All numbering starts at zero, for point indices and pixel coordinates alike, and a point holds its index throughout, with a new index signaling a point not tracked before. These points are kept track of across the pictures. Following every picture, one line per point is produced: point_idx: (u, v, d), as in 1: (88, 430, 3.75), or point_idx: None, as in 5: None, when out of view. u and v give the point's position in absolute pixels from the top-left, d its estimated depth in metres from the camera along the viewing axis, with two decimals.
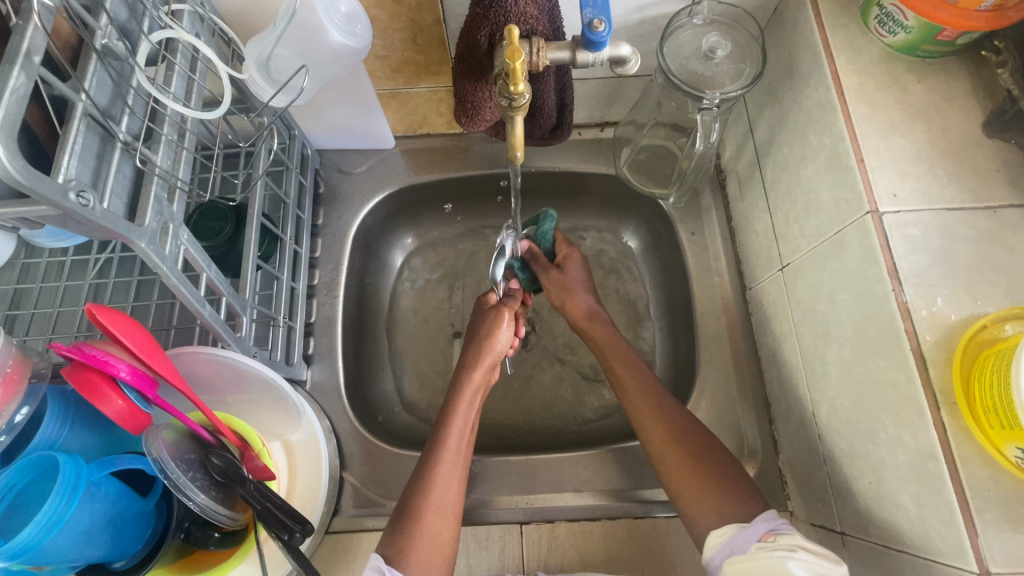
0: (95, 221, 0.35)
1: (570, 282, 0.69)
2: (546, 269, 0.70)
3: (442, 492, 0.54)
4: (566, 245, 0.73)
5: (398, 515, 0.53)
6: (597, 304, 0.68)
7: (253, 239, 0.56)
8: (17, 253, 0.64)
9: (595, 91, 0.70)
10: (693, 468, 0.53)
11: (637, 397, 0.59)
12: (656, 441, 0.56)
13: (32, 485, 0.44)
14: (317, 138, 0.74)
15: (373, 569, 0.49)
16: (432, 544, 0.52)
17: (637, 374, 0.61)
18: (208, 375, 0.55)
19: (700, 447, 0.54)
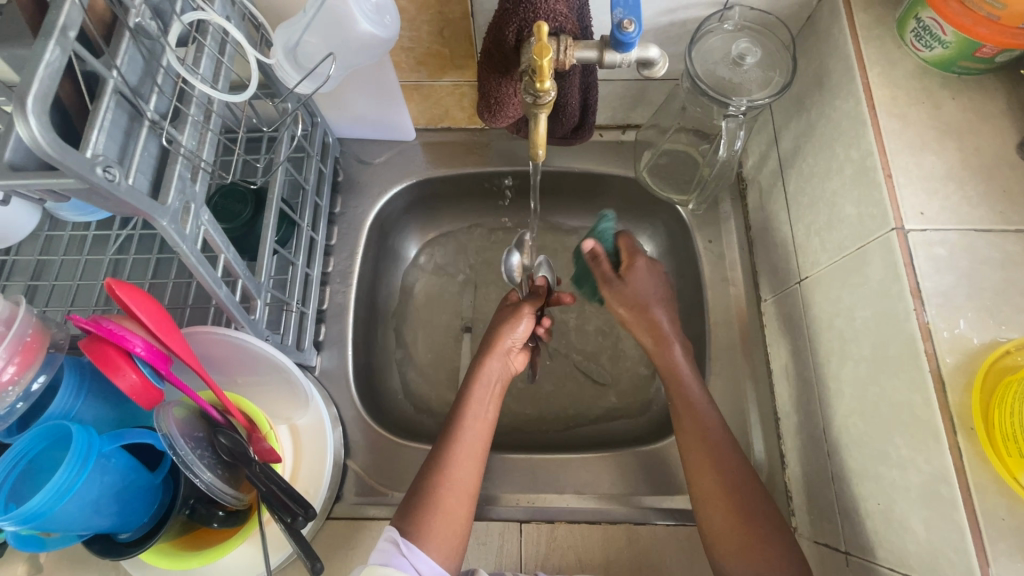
0: (120, 196, 0.36)
1: (634, 295, 0.65)
2: (604, 278, 0.67)
3: (457, 472, 0.55)
4: (630, 251, 0.67)
5: (414, 496, 0.54)
6: (670, 324, 0.64)
7: (272, 224, 0.57)
8: (40, 225, 0.66)
9: (619, 93, 0.70)
10: (734, 512, 0.52)
11: (694, 438, 0.57)
12: (707, 487, 0.54)
13: (46, 454, 0.44)
14: (339, 126, 0.75)
15: (389, 540, 0.50)
16: (446, 524, 0.52)
17: (701, 412, 0.58)
18: (219, 357, 0.55)
19: (750, 497, 0.53)
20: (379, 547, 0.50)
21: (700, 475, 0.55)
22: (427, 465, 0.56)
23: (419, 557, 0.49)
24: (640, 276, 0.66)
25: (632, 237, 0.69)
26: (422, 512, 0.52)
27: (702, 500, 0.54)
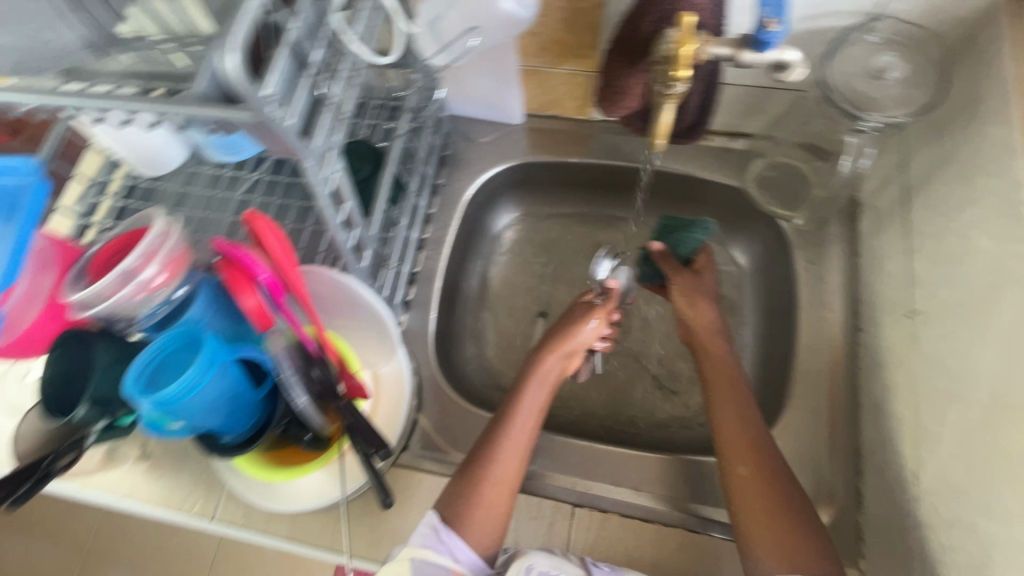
0: (281, 134, 0.41)
1: (698, 288, 0.69)
2: (679, 271, 0.70)
3: (501, 468, 0.56)
4: (705, 258, 0.73)
5: (456, 484, 0.55)
6: (719, 320, 0.68)
7: (388, 185, 0.62)
8: (188, 162, 0.75)
9: (738, 98, 0.68)
10: (770, 501, 0.52)
11: (734, 424, 0.58)
12: (744, 472, 0.54)
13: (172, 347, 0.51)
14: (454, 102, 0.78)
15: (428, 525, 0.52)
16: (485, 513, 0.54)
17: (740, 404, 0.59)
18: (324, 297, 0.61)
19: (784, 490, 0.53)
20: (419, 529, 0.52)
21: (738, 458, 0.55)
22: (476, 451, 0.57)
23: (456, 544, 0.52)
24: (702, 274, 0.71)
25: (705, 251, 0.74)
26: (464, 504, 0.54)
27: (738, 483, 0.54)
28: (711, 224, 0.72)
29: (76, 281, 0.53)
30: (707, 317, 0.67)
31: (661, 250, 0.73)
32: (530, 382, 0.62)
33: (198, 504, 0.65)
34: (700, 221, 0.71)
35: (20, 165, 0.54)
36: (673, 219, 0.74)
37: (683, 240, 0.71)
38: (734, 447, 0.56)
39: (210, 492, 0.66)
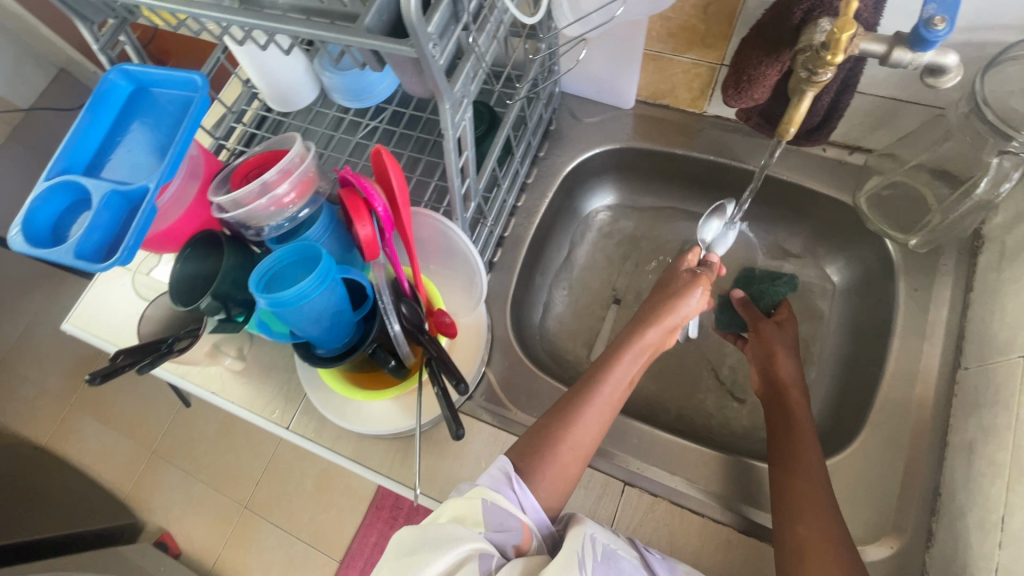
0: (432, 72, 0.44)
1: (781, 338, 0.67)
2: (760, 318, 0.69)
3: (579, 434, 0.57)
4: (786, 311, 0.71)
5: (531, 442, 0.57)
6: (799, 377, 0.64)
7: (499, 144, 0.64)
8: (316, 101, 0.82)
9: (866, 109, 0.66)
10: (827, 560, 0.49)
11: (797, 477, 0.55)
12: (803, 531, 0.51)
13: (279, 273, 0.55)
14: (568, 80, 0.80)
15: (500, 470, 0.52)
16: (553, 478, 0.54)
17: (804, 454, 0.56)
18: (428, 241, 0.65)
19: (847, 548, 0.50)
20: (491, 473, 0.52)
21: (798, 516, 0.52)
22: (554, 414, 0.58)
23: (525, 497, 0.51)
24: (784, 326, 0.69)
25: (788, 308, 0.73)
26: (536, 461, 0.55)
27: (797, 545, 0.51)
28: (797, 281, 0.74)
29: (220, 186, 0.60)
30: (786, 369, 0.64)
31: (742, 298, 0.73)
32: (629, 349, 0.62)
33: (277, 411, 0.71)
34: (786, 275, 0.74)
35: (192, 79, 0.60)
36: (760, 273, 0.76)
37: (767, 291, 0.73)
38: (794, 503, 0.53)
39: (289, 403, 0.72)
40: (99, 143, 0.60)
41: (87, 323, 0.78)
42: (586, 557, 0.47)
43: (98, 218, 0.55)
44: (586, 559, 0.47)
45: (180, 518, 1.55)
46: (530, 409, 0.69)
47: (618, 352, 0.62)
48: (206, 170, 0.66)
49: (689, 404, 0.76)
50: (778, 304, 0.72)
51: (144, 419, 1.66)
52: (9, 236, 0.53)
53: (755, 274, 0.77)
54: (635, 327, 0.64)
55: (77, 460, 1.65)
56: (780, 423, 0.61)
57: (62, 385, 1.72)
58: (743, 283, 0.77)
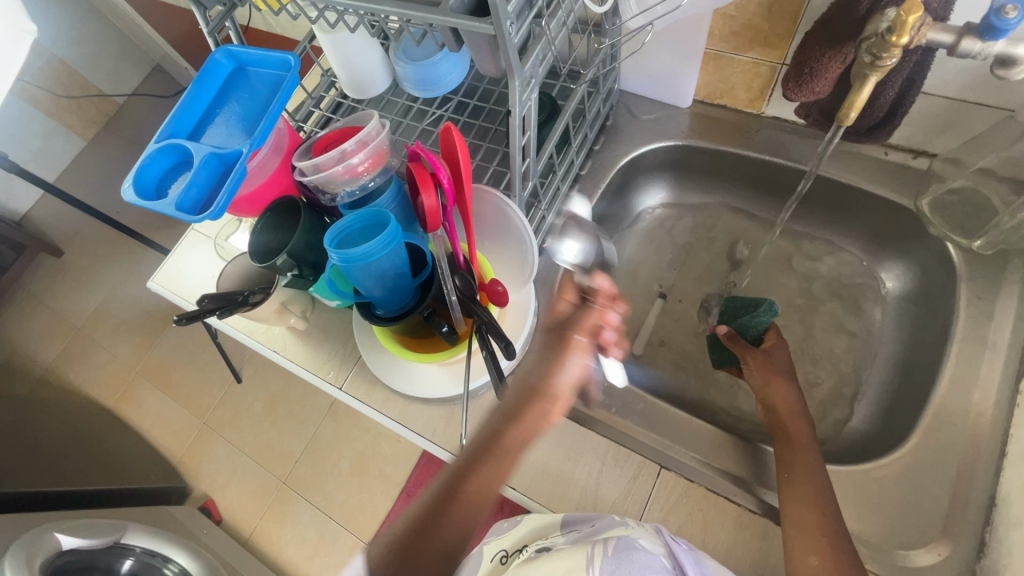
0: (507, 49, 0.47)
1: (774, 366, 0.65)
2: (749, 349, 0.66)
3: (460, 507, 0.51)
4: (775, 338, 0.68)
5: (414, 514, 0.52)
6: (799, 402, 0.62)
7: (559, 130, 0.68)
8: (388, 90, 0.88)
9: (933, 111, 0.65)
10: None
11: (805, 508, 0.53)
12: (817, 562, 0.49)
13: (341, 245, 0.60)
14: (627, 77, 0.83)
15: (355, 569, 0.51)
16: (454, 520, 0.51)
17: (817, 486, 0.55)
18: (486, 217, 0.69)
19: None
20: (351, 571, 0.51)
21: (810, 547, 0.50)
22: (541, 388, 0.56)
23: None
24: (774, 352, 0.66)
25: (775, 331, 0.69)
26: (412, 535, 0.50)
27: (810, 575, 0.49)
28: (778, 305, 0.68)
29: (302, 155, 0.66)
30: (786, 398, 0.62)
31: (727, 333, 0.70)
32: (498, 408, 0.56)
33: (332, 371, 0.76)
34: (763, 301, 0.69)
35: (287, 59, 0.67)
36: (743, 301, 0.72)
37: (750, 323, 0.69)
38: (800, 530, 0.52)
39: (344, 365, 0.76)
40: (201, 114, 0.68)
41: (170, 281, 0.86)
42: (592, 557, 0.52)
43: (197, 177, 0.61)
44: (595, 558, 0.52)
45: (223, 487, 1.63)
46: (571, 389, 0.71)
47: (512, 417, 0.55)
48: (288, 143, 0.72)
49: (731, 400, 0.75)
50: (765, 331, 0.68)
51: (199, 390, 1.77)
52: (123, 188, 0.61)
53: (737, 305, 0.72)
54: (519, 389, 0.57)
55: (137, 423, 1.76)
56: (787, 449, 0.58)
57: (130, 353, 1.85)
58: (727, 316, 0.73)
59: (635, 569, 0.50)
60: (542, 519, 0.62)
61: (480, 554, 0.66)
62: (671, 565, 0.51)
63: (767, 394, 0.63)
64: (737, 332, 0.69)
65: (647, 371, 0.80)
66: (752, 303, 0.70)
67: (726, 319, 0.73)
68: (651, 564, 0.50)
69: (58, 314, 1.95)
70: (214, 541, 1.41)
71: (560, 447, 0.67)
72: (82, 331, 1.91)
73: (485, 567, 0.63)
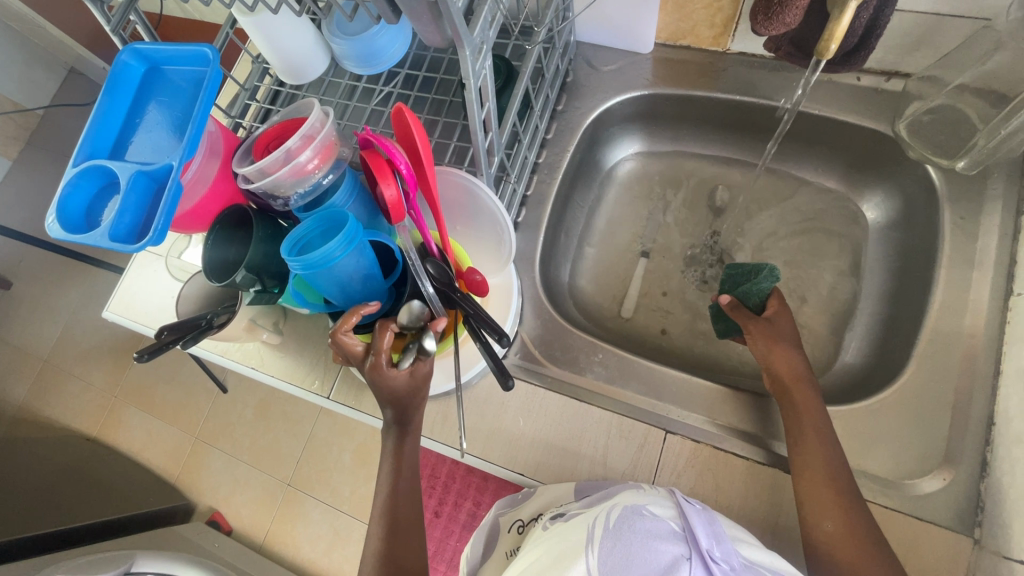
0: (450, 14, 0.42)
1: (778, 334, 0.61)
2: (752, 318, 0.62)
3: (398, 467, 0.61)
4: (778, 301, 0.64)
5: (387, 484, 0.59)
6: (805, 366, 0.60)
7: (519, 95, 0.62)
8: (328, 71, 0.81)
9: (904, 30, 0.62)
10: (857, 555, 0.49)
11: (818, 476, 0.53)
12: (831, 528, 0.51)
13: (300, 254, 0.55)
14: (582, 27, 0.77)
15: None
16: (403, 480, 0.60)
17: (827, 448, 0.54)
18: (453, 201, 0.65)
19: (874, 538, 0.50)
20: None
21: (824, 513, 0.51)
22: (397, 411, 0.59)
23: None
24: (778, 320, 0.63)
25: (779, 293, 0.65)
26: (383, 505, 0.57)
27: (826, 543, 0.51)
28: (780, 270, 0.61)
29: (243, 158, 0.60)
30: (789, 363, 0.60)
31: (729, 303, 0.65)
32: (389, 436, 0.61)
33: (317, 381, 0.73)
34: (763, 266, 0.62)
35: (204, 52, 0.59)
36: (742, 267, 0.66)
37: (750, 290, 0.64)
38: (814, 498, 0.52)
39: (328, 373, 0.73)
40: (120, 127, 0.60)
41: (127, 309, 0.80)
42: (591, 538, 0.46)
43: (127, 200, 0.55)
44: (594, 538, 0.46)
45: (229, 498, 1.60)
46: (569, 367, 0.69)
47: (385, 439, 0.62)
48: (225, 146, 0.65)
49: (725, 353, 0.75)
50: (768, 298, 0.64)
51: (187, 405, 1.71)
52: (47, 224, 0.54)
53: (736, 272, 0.67)
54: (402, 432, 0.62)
55: (128, 448, 1.71)
56: (791, 417, 0.57)
57: (104, 379, 1.77)
58: (729, 285, 0.68)
59: (637, 538, 0.45)
60: (557, 488, 0.60)
61: (496, 526, 0.63)
62: (681, 528, 0.46)
63: (772, 363, 0.60)
64: (738, 302, 0.65)
65: (639, 334, 0.78)
66: (754, 268, 0.64)
67: (728, 286, 0.69)
68: (655, 530, 0.46)
69: (19, 348, 1.85)
70: (228, 551, 1.37)
71: (563, 425, 0.65)
72: (49, 364, 1.82)
73: (506, 542, 0.60)
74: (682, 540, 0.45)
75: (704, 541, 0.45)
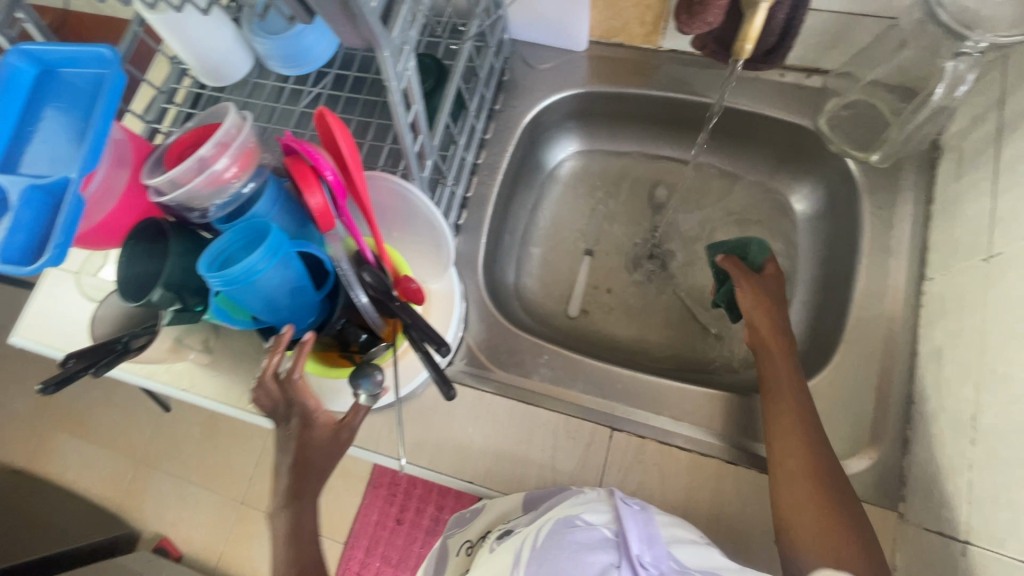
0: (363, 14, 0.40)
1: (768, 292, 0.65)
2: (748, 273, 0.66)
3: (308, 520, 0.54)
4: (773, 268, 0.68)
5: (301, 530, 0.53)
6: (785, 326, 0.63)
7: (451, 95, 0.60)
8: (252, 72, 0.77)
9: (820, 28, 0.65)
10: (815, 493, 0.51)
11: (791, 420, 0.55)
12: (795, 462, 0.53)
13: (221, 267, 0.51)
14: (516, 25, 0.76)
15: None
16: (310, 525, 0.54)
17: (796, 397, 0.56)
18: (387, 206, 0.62)
19: (833, 477, 0.52)
20: None
21: (789, 451, 0.53)
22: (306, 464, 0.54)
23: None
24: (770, 281, 0.67)
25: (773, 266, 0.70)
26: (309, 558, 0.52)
27: (788, 477, 0.52)
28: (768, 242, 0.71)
29: (155, 167, 0.55)
30: (777, 317, 0.63)
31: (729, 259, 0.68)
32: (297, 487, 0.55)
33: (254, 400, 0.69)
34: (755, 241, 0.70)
35: (103, 53, 0.55)
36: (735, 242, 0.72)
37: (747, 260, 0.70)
38: (782, 439, 0.54)
39: None
40: (8, 136, 0.54)
41: (37, 333, 0.74)
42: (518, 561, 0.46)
43: (19, 217, 0.50)
44: (521, 560, 0.46)
45: (176, 523, 1.51)
46: (515, 370, 0.68)
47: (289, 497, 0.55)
48: (135, 155, 0.60)
49: (668, 347, 0.77)
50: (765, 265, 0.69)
51: (124, 429, 1.60)
52: None
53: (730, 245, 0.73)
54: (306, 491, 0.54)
55: (59, 478, 1.58)
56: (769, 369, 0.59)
57: (28, 405, 1.64)
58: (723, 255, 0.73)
59: (568, 551, 0.46)
60: (505, 502, 0.59)
61: (445, 549, 0.61)
62: (614, 534, 0.48)
63: (755, 319, 0.63)
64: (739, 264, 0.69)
65: (587, 332, 0.78)
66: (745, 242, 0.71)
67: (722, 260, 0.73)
68: (588, 540, 0.47)
69: None
70: None
71: (511, 430, 0.65)
72: None
73: (453, 564, 0.58)
74: (613, 547, 0.47)
75: (635, 547, 0.47)
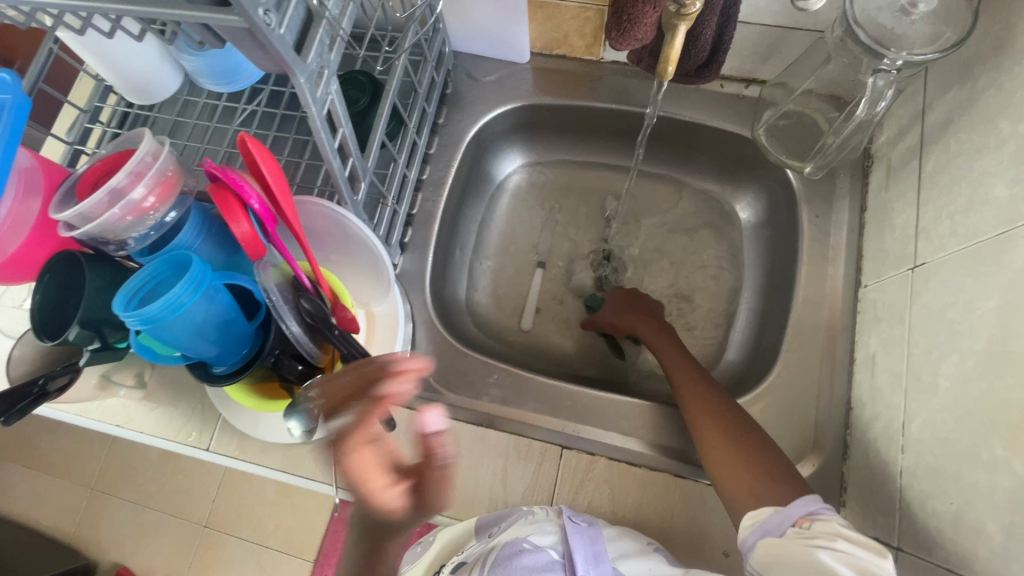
0: (272, 43, 0.38)
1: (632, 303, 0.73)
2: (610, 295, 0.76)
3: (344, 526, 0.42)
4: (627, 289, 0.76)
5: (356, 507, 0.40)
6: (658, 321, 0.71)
7: (386, 113, 0.58)
8: (181, 89, 0.73)
9: (754, 41, 0.66)
10: (727, 443, 0.53)
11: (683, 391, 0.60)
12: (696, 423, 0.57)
13: (138, 304, 0.48)
14: (457, 37, 0.75)
15: None
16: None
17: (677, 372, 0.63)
18: (321, 230, 0.60)
19: (749, 431, 0.54)
20: None
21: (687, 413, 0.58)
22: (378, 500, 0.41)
23: None
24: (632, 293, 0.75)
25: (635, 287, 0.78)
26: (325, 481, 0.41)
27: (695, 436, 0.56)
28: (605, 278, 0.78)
29: (65, 200, 0.52)
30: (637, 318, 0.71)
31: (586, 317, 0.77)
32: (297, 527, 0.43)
33: (193, 434, 0.66)
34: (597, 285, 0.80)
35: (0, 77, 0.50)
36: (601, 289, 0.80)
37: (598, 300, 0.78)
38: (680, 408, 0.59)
39: (204, 424, 0.67)
40: None
41: None
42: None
43: None
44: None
45: None
46: (465, 391, 0.67)
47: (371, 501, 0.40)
48: (47, 184, 0.57)
49: (620, 358, 0.77)
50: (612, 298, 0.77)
51: None
52: None
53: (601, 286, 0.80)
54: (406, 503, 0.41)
55: None
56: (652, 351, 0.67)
57: None
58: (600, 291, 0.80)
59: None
60: (453, 533, 0.60)
61: None
62: (560, 555, 0.52)
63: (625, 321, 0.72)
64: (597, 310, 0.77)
65: (539, 346, 0.78)
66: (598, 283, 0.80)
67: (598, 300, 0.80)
68: (536, 564, 0.52)
69: None
70: None
71: (461, 453, 0.64)
72: None
73: None
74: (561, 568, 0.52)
75: (580, 566, 0.51)
